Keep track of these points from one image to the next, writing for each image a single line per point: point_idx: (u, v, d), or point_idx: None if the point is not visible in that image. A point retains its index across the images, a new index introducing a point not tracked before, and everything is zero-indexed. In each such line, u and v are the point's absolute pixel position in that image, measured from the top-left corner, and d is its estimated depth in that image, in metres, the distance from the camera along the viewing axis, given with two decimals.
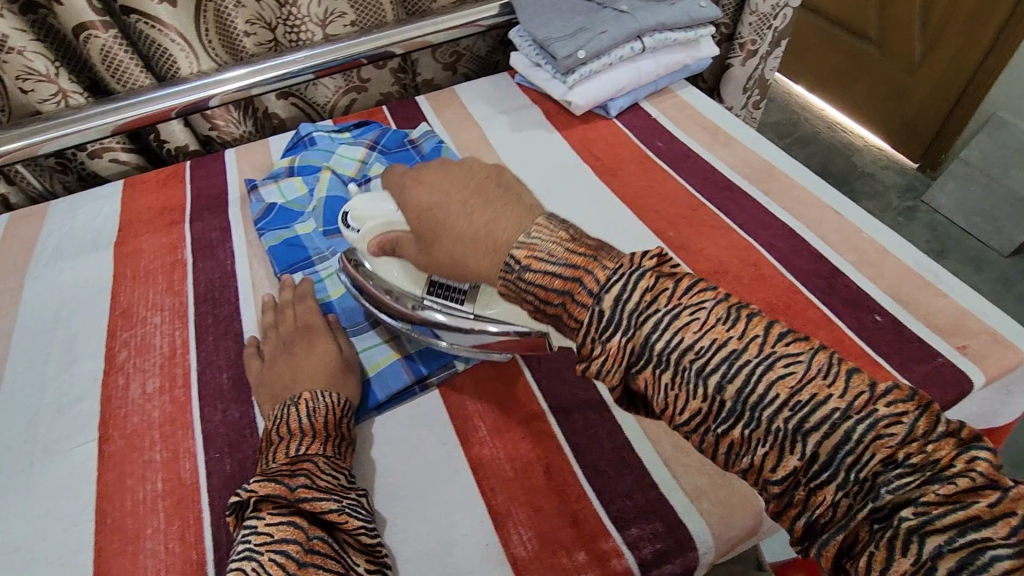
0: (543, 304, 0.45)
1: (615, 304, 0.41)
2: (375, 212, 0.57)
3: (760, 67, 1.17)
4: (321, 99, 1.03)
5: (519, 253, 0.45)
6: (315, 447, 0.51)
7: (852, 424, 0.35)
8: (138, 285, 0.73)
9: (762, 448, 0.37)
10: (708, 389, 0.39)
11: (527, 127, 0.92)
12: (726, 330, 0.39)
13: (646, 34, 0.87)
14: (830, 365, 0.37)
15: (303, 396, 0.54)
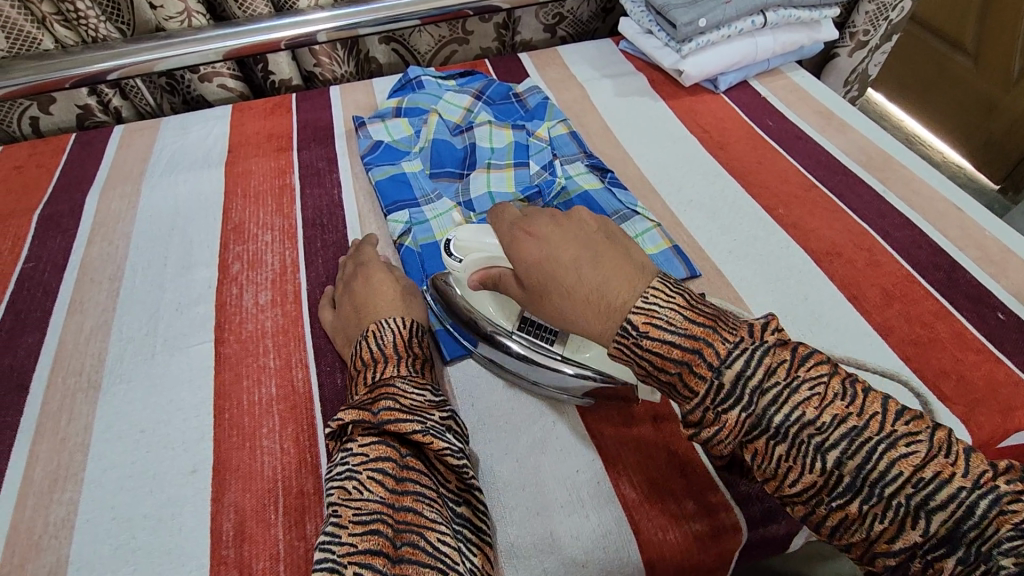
0: (657, 371, 0.40)
1: (739, 380, 0.37)
2: (479, 245, 0.54)
3: (866, 61, 1.13)
4: (423, 47, 1.04)
5: (636, 319, 0.40)
6: (390, 371, 0.50)
7: (876, 445, 0.35)
8: (248, 204, 0.75)
9: (802, 477, 0.37)
10: (808, 467, 0.36)
11: (632, 93, 0.91)
12: (774, 368, 0.38)
13: (770, 9, 0.85)
14: (852, 391, 0.37)
15: (370, 328, 0.53)
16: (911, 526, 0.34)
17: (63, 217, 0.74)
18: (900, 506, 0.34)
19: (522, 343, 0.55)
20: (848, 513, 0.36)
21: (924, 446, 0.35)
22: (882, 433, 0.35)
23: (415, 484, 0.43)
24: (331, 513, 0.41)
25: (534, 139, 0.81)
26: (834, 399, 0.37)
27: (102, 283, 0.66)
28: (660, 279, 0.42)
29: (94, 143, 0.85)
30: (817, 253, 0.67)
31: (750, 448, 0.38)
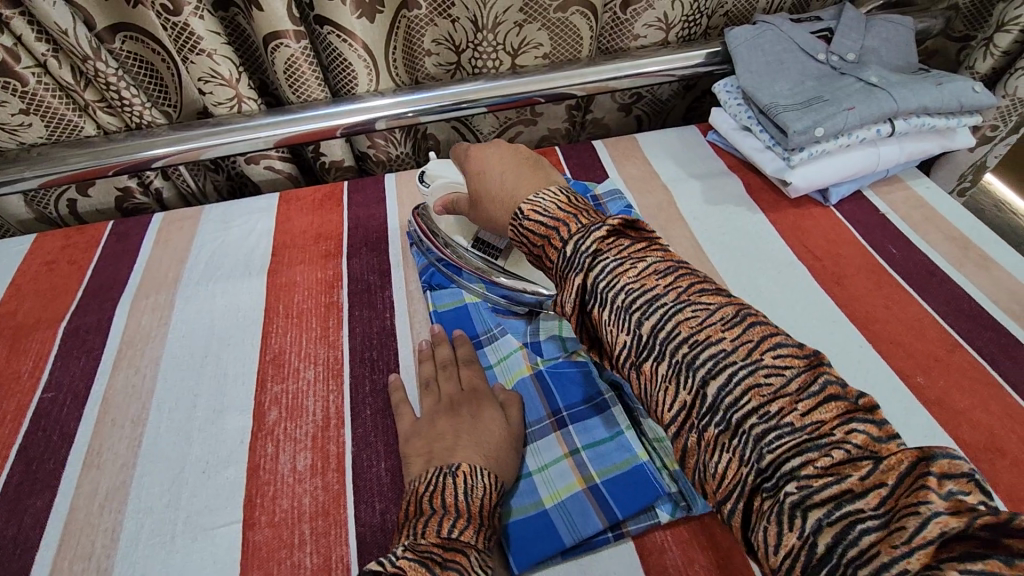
0: (532, 246, 0.47)
1: (575, 254, 0.43)
2: (442, 173, 0.68)
3: (985, 156, 0.99)
4: (486, 129, 0.95)
5: (524, 208, 0.47)
6: (467, 534, 0.43)
7: (799, 432, 0.34)
8: (291, 327, 0.67)
9: (710, 424, 0.37)
10: (718, 422, 0.36)
11: (725, 200, 0.79)
12: (722, 330, 0.38)
13: (898, 116, 0.73)
14: (811, 385, 0.35)
15: (462, 468, 0.48)
16: (746, 460, 0.35)
17: (89, 332, 0.66)
18: (734, 422, 0.36)
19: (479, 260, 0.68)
20: (705, 436, 0.37)
21: (783, 380, 0.35)
22: (747, 359, 0.36)
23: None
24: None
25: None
26: (788, 389, 0.35)
27: (123, 428, 0.58)
28: (558, 188, 0.48)
29: (131, 236, 0.78)
30: (970, 446, 0.54)
31: (641, 370, 0.40)
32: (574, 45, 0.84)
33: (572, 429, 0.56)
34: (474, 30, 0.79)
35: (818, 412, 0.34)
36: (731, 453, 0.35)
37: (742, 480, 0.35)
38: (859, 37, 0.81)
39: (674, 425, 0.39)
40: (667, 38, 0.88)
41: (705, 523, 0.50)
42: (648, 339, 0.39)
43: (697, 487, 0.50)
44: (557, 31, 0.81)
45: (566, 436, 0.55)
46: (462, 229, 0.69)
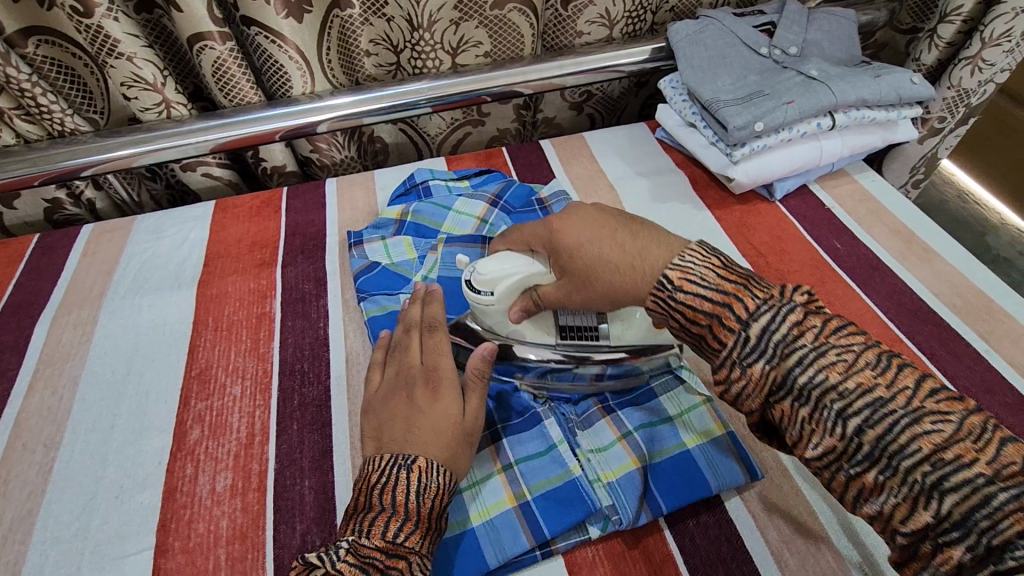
0: (687, 325, 0.44)
1: (762, 337, 0.39)
2: (506, 271, 0.52)
3: (936, 146, 0.99)
4: (433, 130, 0.93)
5: (672, 274, 0.44)
6: (412, 540, 0.42)
7: (994, 489, 0.32)
8: (219, 340, 0.64)
9: (894, 496, 0.35)
10: (880, 468, 0.36)
11: (671, 198, 0.78)
12: (873, 376, 0.37)
13: (838, 109, 0.72)
14: (982, 428, 0.35)
15: (419, 464, 0.44)
16: (924, 507, 0.34)
17: (4, 353, 0.63)
18: (916, 483, 0.34)
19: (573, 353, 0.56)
20: (864, 481, 0.37)
21: (951, 425, 0.35)
22: (907, 407, 0.36)
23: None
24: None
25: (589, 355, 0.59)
26: (960, 434, 0.35)
27: (34, 454, 0.55)
28: (701, 244, 0.45)
29: (57, 249, 0.75)
30: None
31: (775, 409, 0.40)
32: (515, 42, 0.82)
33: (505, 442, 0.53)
34: (410, 29, 0.77)
35: (1012, 470, 0.33)
36: (922, 510, 0.34)
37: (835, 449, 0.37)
38: (800, 31, 0.81)
39: (820, 463, 0.38)
40: (612, 35, 0.87)
41: (637, 532, 0.49)
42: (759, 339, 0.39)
43: (627, 498, 0.49)
44: (496, 29, 0.79)
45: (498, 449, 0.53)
46: (538, 324, 0.57)
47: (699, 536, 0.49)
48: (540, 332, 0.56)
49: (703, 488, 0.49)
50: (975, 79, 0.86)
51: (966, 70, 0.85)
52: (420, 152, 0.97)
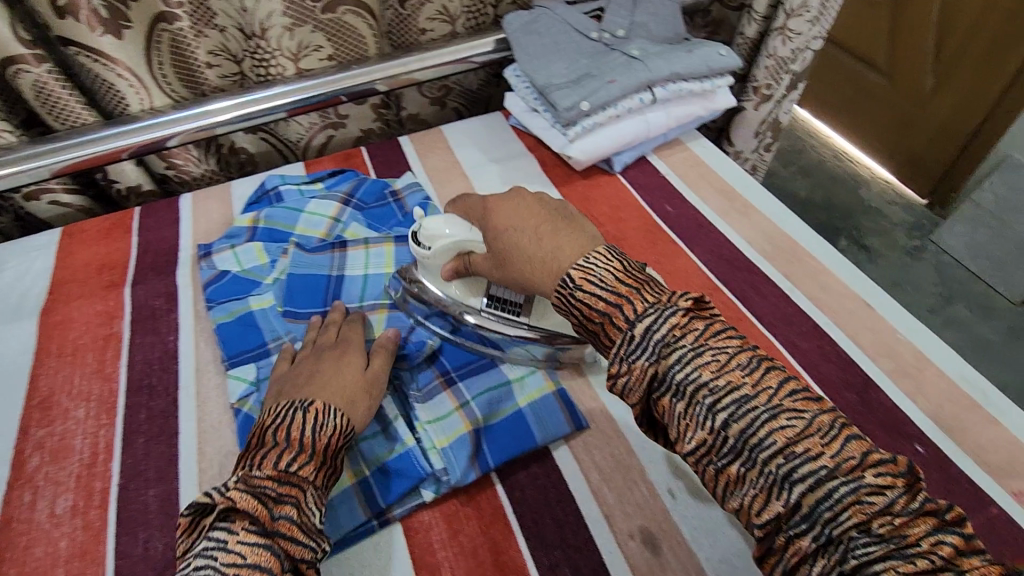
0: (585, 321, 0.47)
1: (646, 338, 0.42)
2: (445, 233, 0.56)
3: (774, 111, 1.08)
4: (293, 136, 0.93)
5: (575, 275, 0.47)
6: (309, 470, 0.45)
7: (835, 484, 0.36)
8: (63, 366, 0.63)
9: (751, 489, 0.38)
10: (743, 463, 0.38)
11: (520, 180, 0.82)
12: (742, 375, 0.40)
13: (657, 84, 0.78)
14: (830, 427, 0.38)
15: (315, 405, 0.48)
16: (776, 497, 0.37)
17: None
18: (770, 474, 0.37)
19: (496, 323, 0.59)
20: (728, 474, 0.39)
21: (804, 422, 0.38)
22: (768, 404, 0.39)
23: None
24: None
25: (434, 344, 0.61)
26: (810, 430, 0.38)
27: None
28: (606, 248, 0.48)
29: None
30: None
31: (657, 403, 0.42)
32: (357, 43, 0.84)
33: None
34: (245, 38, 0.78)
35: (859, 468, 0.36)
36: (775, 500, 0.37)
37: (776, 517, 0.37)
38: (627, 13, 0.86)
39: (692, 456, 0.41)
40: (455, 29, 0.91)
41: (472, 489, 0.52)
42: (733, 442, 0.39)
43: (458, 460, 0.52)
44: (334, 32, 0.81)
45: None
46: (470, 287, 0.60)
47: (529, 487, 0.52)
48: (468, 297, 0.60)
49: (531, 440, 0.54)
50: (789, 48, 0.95)
51: (778, 40, 0.94)
52: (287, 158, 0.97)
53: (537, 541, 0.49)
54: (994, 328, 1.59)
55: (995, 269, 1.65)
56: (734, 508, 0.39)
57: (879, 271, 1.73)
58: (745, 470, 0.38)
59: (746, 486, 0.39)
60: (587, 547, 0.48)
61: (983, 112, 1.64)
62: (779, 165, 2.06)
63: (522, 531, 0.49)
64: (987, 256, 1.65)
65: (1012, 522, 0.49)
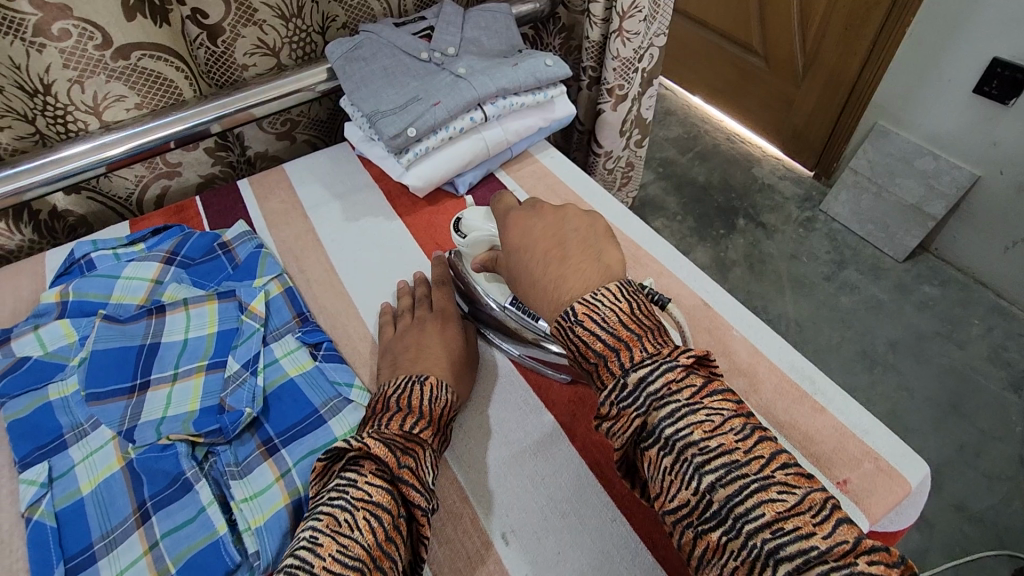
0: (580, 358, 0.46)
1: (639, 386, 0.42)
2: (479, 228, 0.59)
3: (633, 109, 1.09)
4: (121, 191, 0.86)
5: (578, 308, 0.46)
6: (425, 433, 0.49)
7: (827, 567, 0.33)
8: None
9: (733, 562, 0.36)
10: (725, 532, 0.36)
11: (365, 213, 0.79)
12: (734, 441, 0.39)
13: (486, 101, 0.76)
14: (823, 507, 0.36)
15: (430, 379, 0.52)
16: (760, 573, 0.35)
17: None
18: (755, 550, 0.35)
19: (513, 319, 0.60)
20: (708, 541, 0.37)
21: (795, 498, 0.36)
22: (759, 473, 0.37)
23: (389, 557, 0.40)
24: (309, 528, 0.39)
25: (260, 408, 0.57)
26: (801, 509, 0.36)
27: None
28: (621, 283, 0.47)
29: None
30: (556, 403, 0.57)
31: (643, 456, 0.41)
32: (170, 86, 0.79)
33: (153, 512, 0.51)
34: (32, 95, 0.71)
35: (853, 555, 0.34)
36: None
37: None
38: (457, 31, 0.84)
39: (671, 515, 0.39)
40: (282, 62, 0.87)
41: None
42: (717, 508, 0.37)
43: (272, 540, 0.48)
44: (134, 79, 0.75)
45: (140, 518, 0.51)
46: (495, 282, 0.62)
47: None
48: (496, 292, 0.61)
49: None
50: (629, 48, 0.95)
51: (619, 42, 0.94)
52: (123, 216, 0.90)
53: None
54: (885, 287, 1.66)
55: (881, 232, 1.73)
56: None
57: (777, 246, 1.78)
58: (727, 538, 0.36)
59: (726, 558, 0.36)
60: None
61: (844, 90, 1.72)
62: (676, 153, 2.11)
63: None
64: (872, 221, 1.73)
65: None
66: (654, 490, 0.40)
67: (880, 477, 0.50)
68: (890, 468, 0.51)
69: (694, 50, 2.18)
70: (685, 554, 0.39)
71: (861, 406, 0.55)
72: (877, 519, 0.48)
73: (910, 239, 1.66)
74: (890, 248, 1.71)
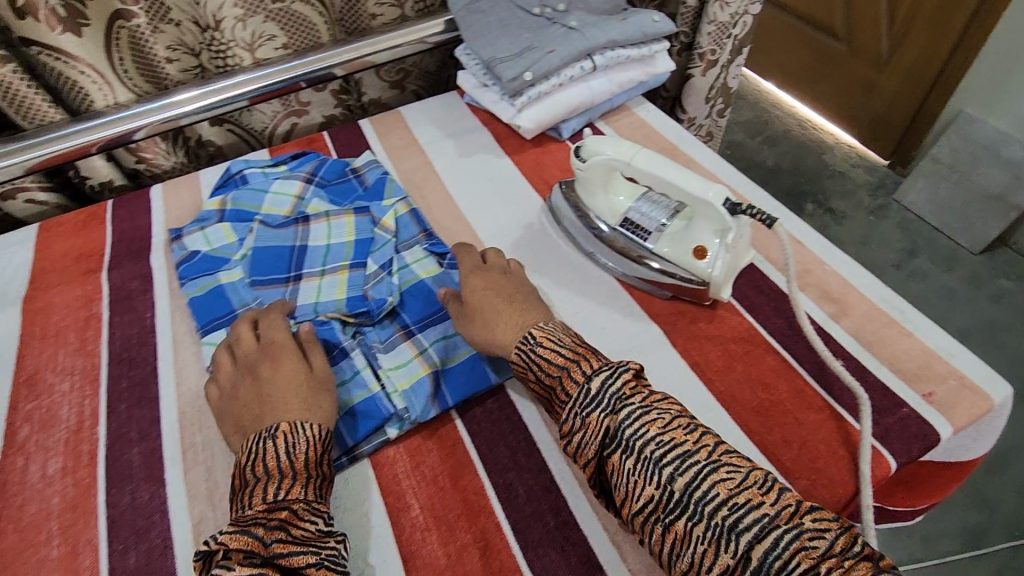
0: (544, 379, 0.51)
1: (600, 391, 0.47)
2: (602, 149, 0.64)
3: (721, 76, 1.13)
4: (258, 125, 0.97)
5: (537, 334, 0.53)
6: (296, 492, 0.46)
7: (779, 531, 0.39)
8: (47, 347, 0.67)
9: (700, 545, 0.40)
10: (687, 516, 0.41)
11: (476, 151, 0.87)
12: (683, 434, 0.45)
13: (596, 52, 0.82)
14: (765, 480, 0.42)
15: (280, 429, 0.49)
16: (725, 548, 0.39)
17: None
18: (718, 527, 0.40)
19: (624, 240, 0.66)
20: (676, 530, 0.41)
21: (741, 473, 0.42)
22: (709, 458, 0.43)
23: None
24: None
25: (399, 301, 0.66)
26: (749, 484, 0.42)
27: None
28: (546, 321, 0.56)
29: None
30: (659, 315, 0.64)
31: (609, 465, 0.45)
32: (311, 30, 0.88)
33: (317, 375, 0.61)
34: (202, 30, 0.82)
35: (799, 515, 0.40)
36: (723, 552, 0.39)
37: (726, 569, 0.39)
38: None
39: (641, 515, 0.43)
40: (405, 13, 0.95)
41: (434, 425, 0.57)
42: (679, 497, 0.42)
43: (418, 400, 0.57)
44: (286, 21, 0.85)
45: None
46: (609, 209, 0.68)
47: (486, 422, 0.57)
48: (608, 216, 0.68)
49: (485, 378, 0.58)
50: (726, 13, 0.99)
51: (716, 6, 0.99)
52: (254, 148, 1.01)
53: (493, 466, 0.53)
54: (957, 277, 1.65)
55: (958, 222, 1.70)
56: (685, 567, 0.41)
57: (846, 232, 1.78)
58: (692, 525, 0.41)
59: (692, 544, 0.41)
60: (538, 468, 0.53)
61: (931, 73, 1.69)
62: (745, 137, 2.11)
63: (480, 459, 0.54)
64: (949, 210, 1.70)
65: (925, 420, 0.53)
66: (620, 495, 0.44)
67: (965, 392, 0.54)
68: (975, 386, 0.55)
69: (771, 32, 2.17)
70: (655, 551, 0.43)
71: (949, 334, 0.59)
72: (960, 426, 0.53)
73: (990, 230, 1.64)
74: (968, 239, 1.70)
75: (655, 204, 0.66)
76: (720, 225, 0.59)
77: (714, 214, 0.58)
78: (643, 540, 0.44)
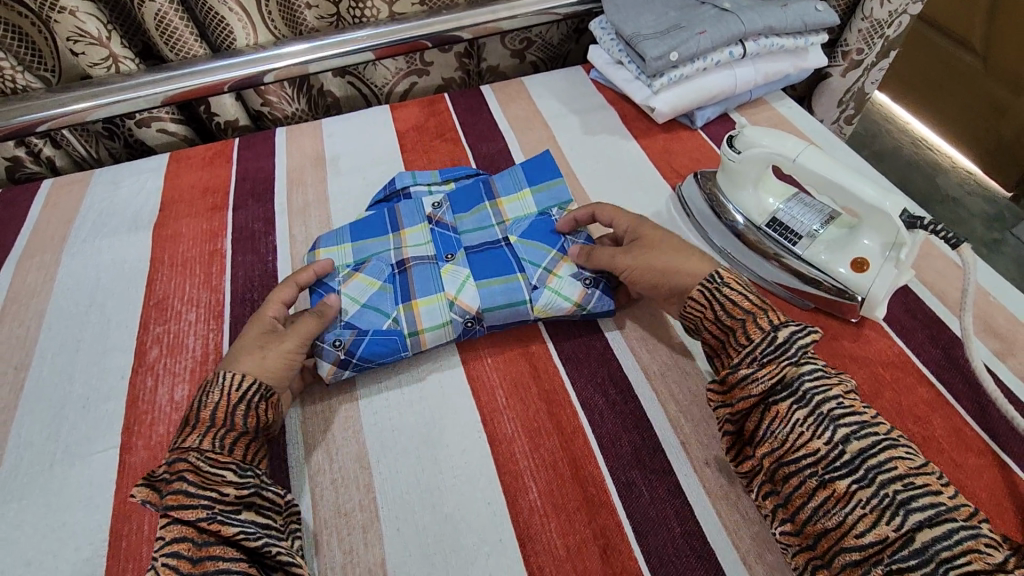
0: (726, 315, 0.52)
1: (789, 339, 0.48)
2: (765, 142, 0.59)
3: (860, 80, 1.04)
4: (379, 80, 0.96)
5: (722, 272, 0.55)
6: (190, 441, 0.47)
7: (955, 524, 0.38)
8: (175, 275, 0.69)
9: (859, 510, 0.41)
10: (854, 475, 0.42)
11: (602, 130, 0.83)
12: (865, 408, 0.46)
13: (749, 38, 0.77)
14: (942, 475, 0.42)
15: (203, 381, 0.52)
16: (886, 520, 0.40)
17: None
18: (885, 498, 0.40)
19: (771, 242, 0.62)
20: (833, 488, 0.42)
21: (915, 456, 0.43)
22: (887, 434, 0.44)
23: (218, 560, 0.42)
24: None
25: (489, 208, 0.71)
26: (925, 472, 0.42)
27: (6, 374, 0.60)
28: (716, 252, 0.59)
29: (20, 202, 0.79)
30: None
31: (773, 410, 0.46)
32: None
33: (412, 279, 0.63)
34: None
35: (975, 514, 0.39)
36: (883, 522, 0.40)
37: (882, 540, 0.39)
38: None
39: (784, 458, 0.45)
40: None
41: (552, 407, 0.56)
42: (845, 459, 0.43)
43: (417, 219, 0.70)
44: None
45: (405, 289, 0.62)
46: (758, 206, 0.63)
47: (608, 414, 0.55)
48: (752, 211, 0.63)
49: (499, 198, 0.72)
50: (885, 10, 0.91)
51: (876, 1, 0.90)
52: (370, 103, 1.01)
53: (614, 461, 0.52)
54: None
55: None
56: (830, 526, 0.41)
57: None
58: (855, 486, 0.41)
59: (847, 503, 0.41)
60: (662, 469, 0.51)
61: None
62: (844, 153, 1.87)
63: (600, 449, 0.53)
64: None
65: None
66: (772, 443, 0.46)
67: None
68: None
69: None
70: (797, 502, 0.43)
71: None
72: None
73: None
74: None
75: (806, 207, 0.62)
76: (893, 238, 0.54)
77: (888, 226, 0.53)
78: (781, 490, 0.44)
